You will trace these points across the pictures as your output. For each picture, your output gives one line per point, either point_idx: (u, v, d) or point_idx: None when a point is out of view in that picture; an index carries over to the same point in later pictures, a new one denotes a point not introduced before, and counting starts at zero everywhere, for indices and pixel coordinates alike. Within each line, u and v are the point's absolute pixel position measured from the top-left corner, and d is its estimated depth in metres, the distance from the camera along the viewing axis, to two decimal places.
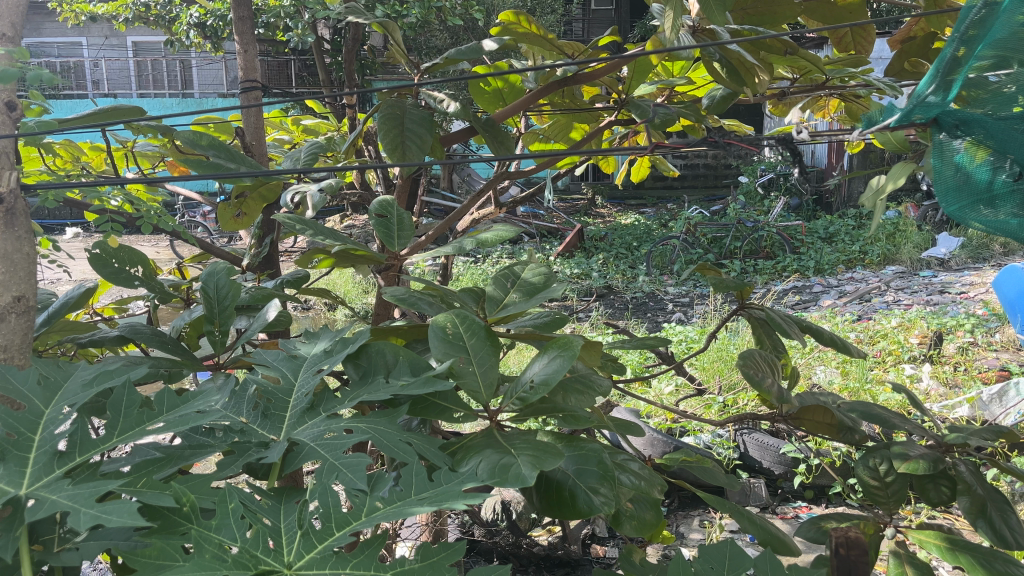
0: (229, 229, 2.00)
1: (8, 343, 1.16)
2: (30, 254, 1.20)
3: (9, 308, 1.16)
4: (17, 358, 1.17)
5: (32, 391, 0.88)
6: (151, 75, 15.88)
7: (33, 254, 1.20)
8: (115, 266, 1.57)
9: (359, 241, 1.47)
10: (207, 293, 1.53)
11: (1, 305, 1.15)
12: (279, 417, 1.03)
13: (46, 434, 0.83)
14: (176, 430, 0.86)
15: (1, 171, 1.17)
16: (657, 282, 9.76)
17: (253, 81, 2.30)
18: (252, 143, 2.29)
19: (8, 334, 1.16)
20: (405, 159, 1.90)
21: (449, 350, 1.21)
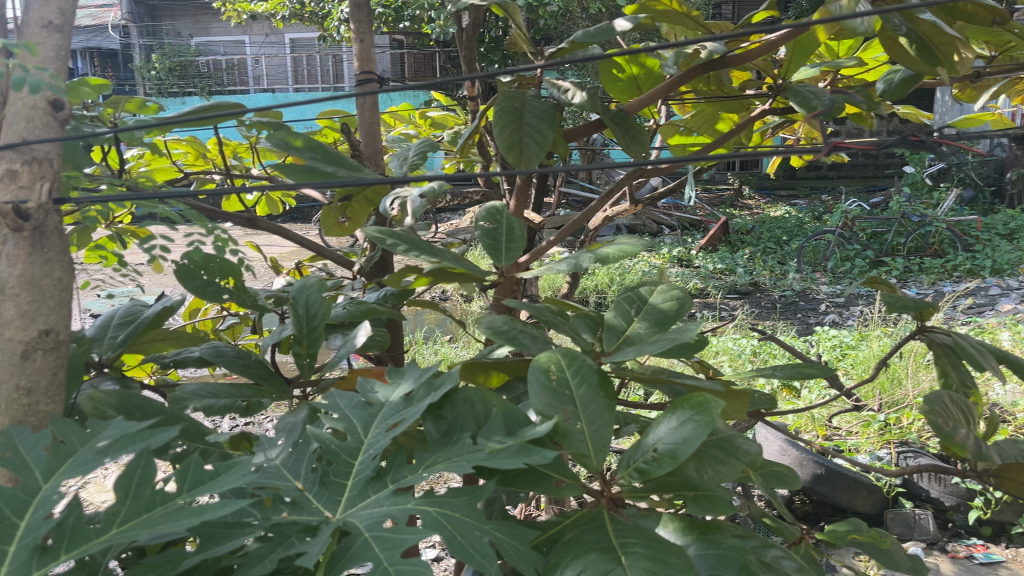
0: (333, 236, 1.84)
1: (33, 386, 0.99)
2: (62, 279, 1.04)
3: (34, 344, 1.00)
4: (45, 403, 1.00)
5: (34, 459, 0.74)
6: (306, 70, 16.48)
7: (66, 281, 1.05)
8: (204, 278, 1.47)
9: (458, 258, 1.27)
10: (296, 311, 1.38)
11: (26, 341, 1.00)
12: (339, 486, 0.84)
13: (35, 520, 0.69)
14: (194, 518, 0.68)
15: (35, 182, 1.02)
16: (809, 279, 9.10)
17: (369, 73, 2.14)
18: (364, 140, 2.11)
19: (33, 374, 0.99)
20: (523, 159, 1.68)
21: (553, 403, 0.98)
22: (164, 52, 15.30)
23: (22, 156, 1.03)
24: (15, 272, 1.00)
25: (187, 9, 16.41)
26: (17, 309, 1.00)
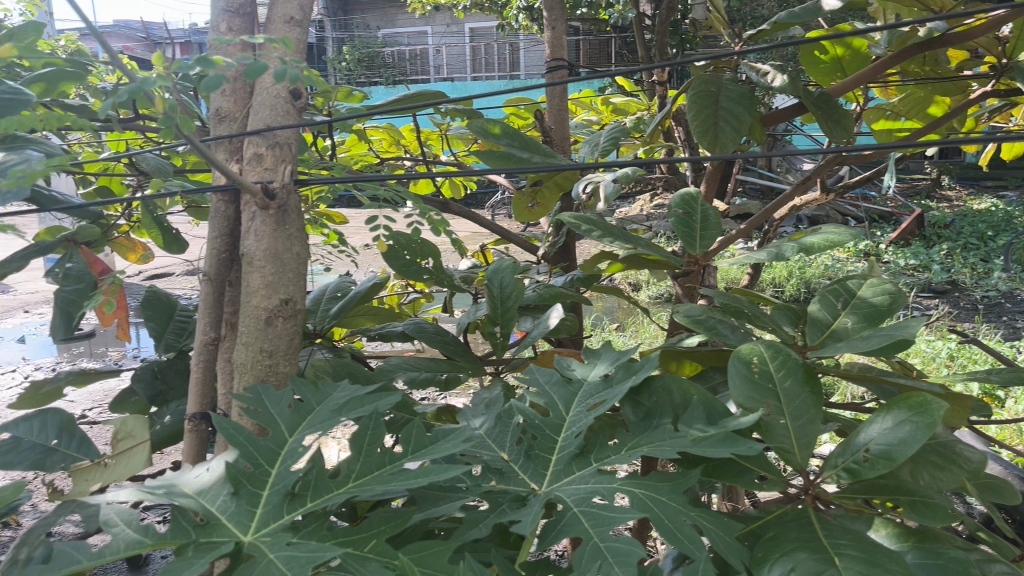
0: (523, 221, 1.89)
1: (274, 349, 1.09)
2: (300, 254, 1.13)
3: (276, 312, 1.09)
4: (282, 365, 1.10)
5: (281, 413, 0.83)
6: (484, 58, 16.87)
7: (304, 255, 1.13)
8: (406, 257, 1.56)
9: (654, 244, 1.27)
10: (490, 292, 1.43)
11: (268, 309, 1.09)
12: (544, 460, 0.87)
13: (283, 469, 0.77)
14: (418, 479, 0.73)
15: (278, 165, 1.12)
16: (1018, 280, 8.26)
17: (560, 60, 2.17)
18: (553, 126, 2.14)
19: (275, 339, 1.09)
20: (718, 145, 1.65)
21: (755, 395, 0.95)
22: (354, 44, 16.17)
23: (266, 138, 1.12)
24: (262, 246, 1.09)
25: (376, 2, 17.23)
26: (263, 278, 1.09)
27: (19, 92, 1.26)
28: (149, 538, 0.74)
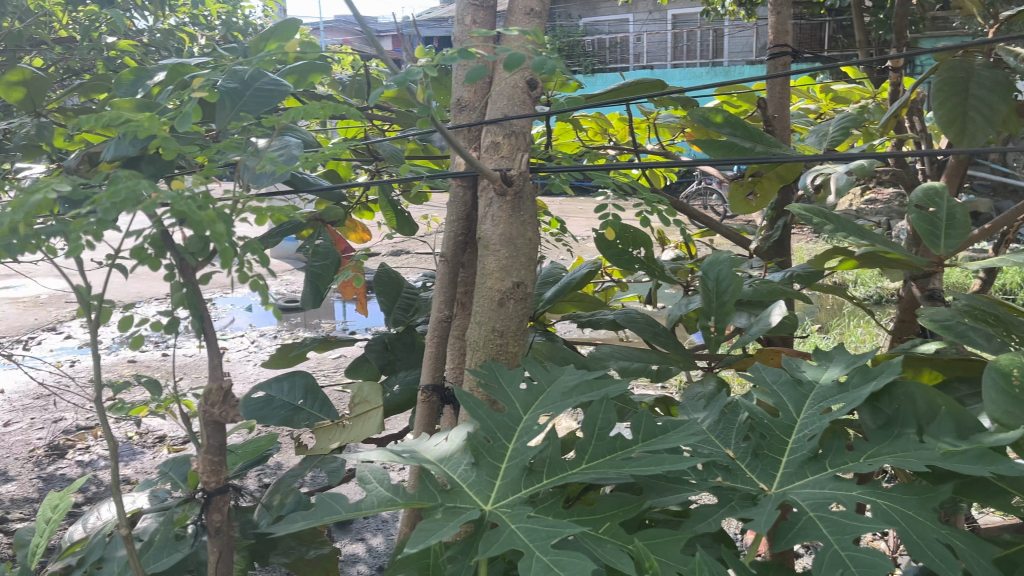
0: (739, 213, 1.85)
1: (505, 328, 1.14)
2: (533, 239, 1.16)
3: (508, 295, 1.14)
4: (512, 343, 1.15)
5: (516, 394, 0.90)
6: (686, 46, 16.39)
7: (537, 239, 1.17)
8: (619, 246, 1.58)
9: (891, 242, 1.20)
10: (706, 284, 1.42)
11: (502, 291, 1.14)
12: (774, 460, 0.90)
13: (519, 444, 0.84)
14: (646, 467, 0.78)
15: (515, 152, 1.17)
16: None
17: (784, 46, 2.07)
18: (774, 116, 2.06)
19: (506, 319, 1.14)
20: (967, 138, 1.51)
21: (1013, 410, 0.87)
22: (555, 34, 16.26)
23: (503, 127, 1.18)
24: (498, 230, 1.14)
25: None
26: (498, 262, 1.14)
27: (276, 82, 1.37)
28: (399, 495, 0.83)
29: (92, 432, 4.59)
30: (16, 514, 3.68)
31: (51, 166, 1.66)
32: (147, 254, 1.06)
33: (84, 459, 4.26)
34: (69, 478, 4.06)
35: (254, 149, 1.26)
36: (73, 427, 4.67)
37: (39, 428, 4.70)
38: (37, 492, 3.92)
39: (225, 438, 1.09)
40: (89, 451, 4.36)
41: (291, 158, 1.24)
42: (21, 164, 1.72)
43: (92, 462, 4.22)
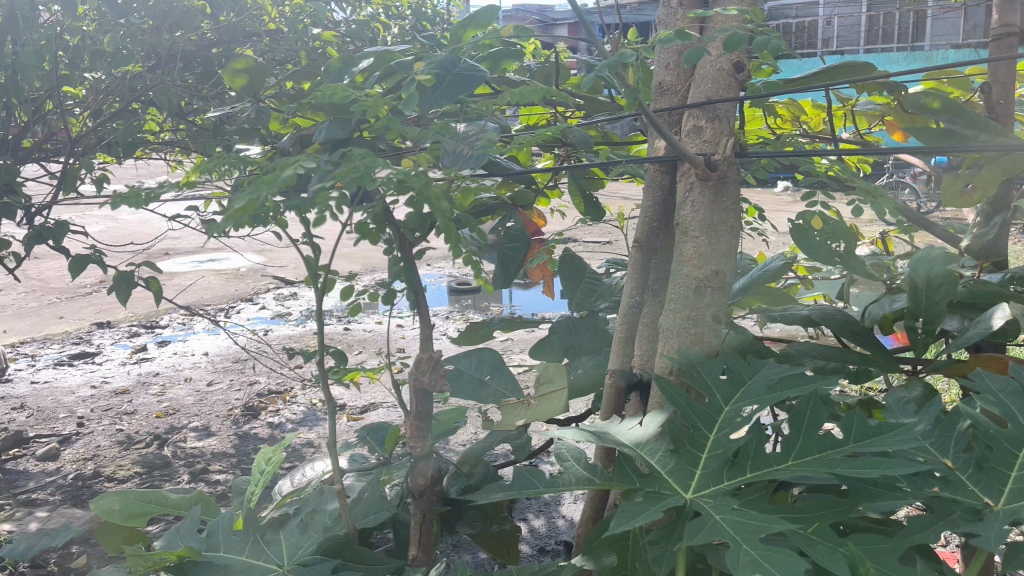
0: (952, 205, 1.88)
1: (706, 312, 1.40)
2: (733, 225, 1.44)
3: (707, 282, 1.41)
4: (706, 326, 1.40)
5: (717, 386, 1.22)
6: (883, 29, 15.23)
7: (735, 225, 1.44)
8: (818, 241, 1.59)
9: None
10: (916, 284, 1.39)
11: (700, 277, 1.41)
12: (997, 476, 1.10)
13: (720, 436, 1.15)
14: (833, 466, 1.05)
15: (719, 139, 1.47)
16: None
17: (1011, 26, 1.89)
18: (997, 102, 1.88)
19: (707, 304, 1.40)
20: None
21: None
22: None
23: (708, 112, 1.48)
24: (701, 218, 1.42)
25: None
26: (699, 251, 1.42)
27: (473, 67, 1.40)
28: (595, 476, 1.15)
29: (282, 396, 4.98)
30: (218, 465, 4.07)
31: (269, 149, 1.83)
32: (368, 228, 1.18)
33: (274, 421, 4.64)
34: (262, 437, 4.44)
35: (453, 133, 1.31)
36: (265, 391, 5.08)
37: (237, 390, 5.16)
38: (235, 448, 4.31)
39: (431, 405, 1.24)
40: (280, 414, 4.74)
41: (490, 140, 1.30)
42: (243, 147, 1.91)
43: (282, 425, 4.58)
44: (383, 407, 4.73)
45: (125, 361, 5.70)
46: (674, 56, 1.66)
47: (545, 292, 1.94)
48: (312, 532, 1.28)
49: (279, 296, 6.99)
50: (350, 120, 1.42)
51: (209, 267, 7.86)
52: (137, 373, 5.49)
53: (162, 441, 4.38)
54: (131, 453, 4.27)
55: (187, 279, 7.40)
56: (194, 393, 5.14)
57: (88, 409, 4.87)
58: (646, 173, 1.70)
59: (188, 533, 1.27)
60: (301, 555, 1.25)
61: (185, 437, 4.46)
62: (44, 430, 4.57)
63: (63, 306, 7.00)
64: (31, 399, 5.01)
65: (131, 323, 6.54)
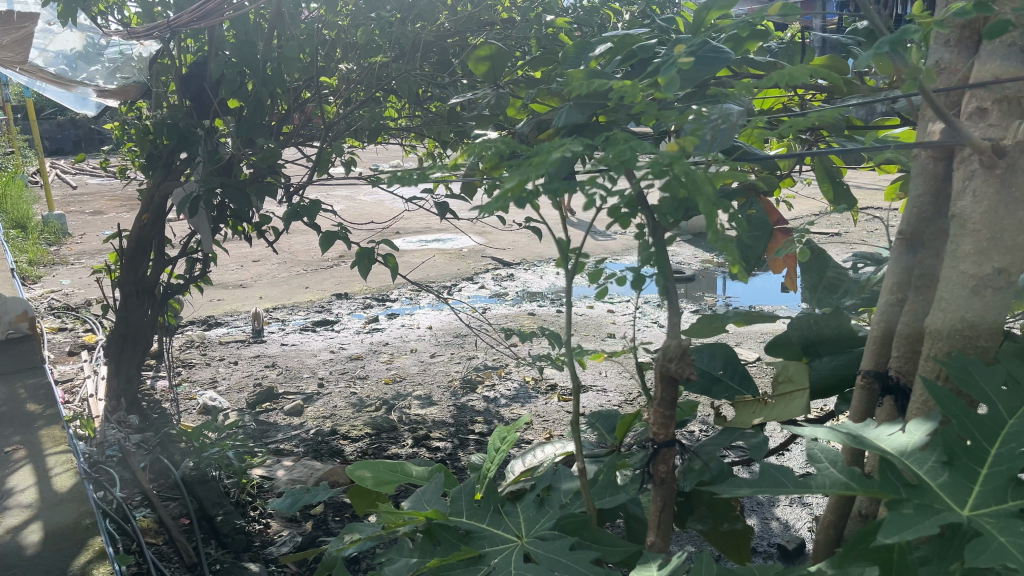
0: None
1: (982, 314, 1.40)
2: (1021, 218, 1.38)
3: (985, 284, 1.39)
4: (981, 330, 1.41)
5: (1000, 398, 1.28)
6: None
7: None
8: None
9: None
10: None
11: (979, 276, 1.40)
12: None
13: (1001, 454, 1.22)
14: None
15: (1011, 125, 1.40)
16: None
17: None
18: None
19: (982, 306, 1.40)
20: None
21: None
22: None
23: (995, 93, 1.41)
24: (981, 211, 1.40)
25: None
26: (980, 250, 1.40)
27: (717, 48, 1.35)
28: (855, 482, 1.27)
29: (497, 372, 5.18)
30: (438, 433, 4.32)
31: (505, 134, 1.91)
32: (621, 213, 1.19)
33: (490, 395, 4.83)
34: (478, 410, 4.64)
35: (702, 116, 1.26)
36: (482, 366, 5.31)
37: (456, 363, 5.43)
38: (453, 418, 4.55)
39: (675, 393, 1.27)
40: (495, 389, 4.94)
41: (743, 119, 1.27)
42: (481, 132, 2.00)
43: (497, 399, 4.76)
44: (594, 390, 4.78)
45: (359, 330, 6.19)
46: (956, 31, 1.55)
47: (785, 283, 1.86)
48: (546, 508, 1.36)
49: (497, 276, 7.25)
50: (591, 104, 1.44)
51: (434, 246, 8.33)
52: (369, 342, 5.94)
53: (390, 406, 4.72)
54: (362, 415, 4.64)
55: (414, 257, 7.88)
56: (418, 363, 5.48)
57: (328, 372, 5.36)
58: (914, 162, 1.61)
59: (436, 496, 1.36)
60: (539, 528, 1.33)
61: (410, 404, 4.77)
62: (291, 387, 5.09)
63: (309, 277, 7.73)
64: (281, 360, 5.60)
65: (365, 296, 7.09)
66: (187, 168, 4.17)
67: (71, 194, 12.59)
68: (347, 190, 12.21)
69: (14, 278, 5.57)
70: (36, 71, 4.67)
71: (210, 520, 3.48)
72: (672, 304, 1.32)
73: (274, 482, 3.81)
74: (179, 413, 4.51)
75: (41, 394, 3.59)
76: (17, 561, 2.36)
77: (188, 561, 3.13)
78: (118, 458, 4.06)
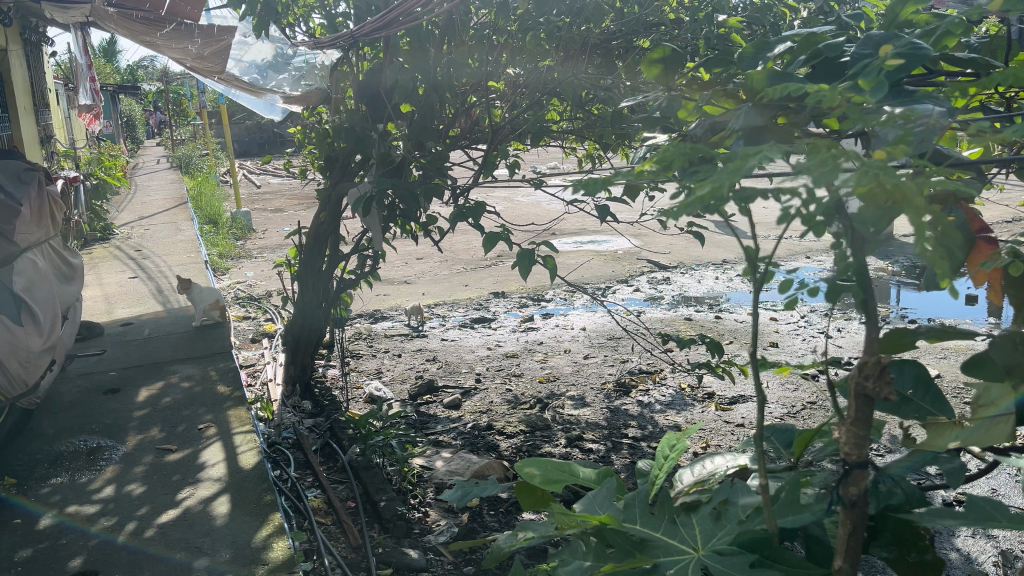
0: None
1: None
2: None
3: None
4: None
5: None
6: None
7: None
8: None
9: None
10: None
11: None
12: None
13: None
14: None
15: None
16: None
17: None
18: None
19: None
20: None
21: None
22: None
23: None
24: None
25: None
26: None
27: (917, 45, 1.24)
28: None
29: (652, 376, 5.10)
30: (591, 434, 4.31)
31: (676, 137, 1.87)
32: (816, 222, 1.13)
33: (644, 400, 4.77)
34: (632, 414, 4.60)
35: (908, 120, 1.18)
36: (636, 369, 5.25)
37: (611, 366, 5.41)
38: (607, 420, 4.53)
39: (872, 414, 1.21)
40: (649, 394, 4.87)
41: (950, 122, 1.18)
42: (650, 134, 1.98)
43: (651, 404, 4.70)
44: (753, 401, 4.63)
45: (515, 329, 6.30)
46: None
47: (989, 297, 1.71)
48: (724, 523, 1.23)
49: (654, 279, 7.16)
50: (773, 105, 1.39)
51: (590, 248, 8.33)
52: (525, 340, 6.03)
53: (544, 405, 4.77)
54: (517, 412, 4.72)
55: (571, 258, 7.92)
56: (572, 364, 5.51)
57: (485, 368, 5.50)
58: None
59: (609, 500, 1.28)
60: (716, 544, 1.21)
61: (564, 404, 4.80)
62: (449, 381, 5.26)
63: (468, 275, 7.95)
64: (440, 354, 5.79)
65: (521, 295, 7.21)
66: (361, 169, 4.39)
67: (255, 193, 13.63)
68: (506, 192, 12.47)
69: (207, 270, 6.10)
70: (232, 80, 5.10)
71: (373, 505, 3.66)
72: (870, 314, 1.26)
73: (433, 473, 3.95)
74: (348, 400, 4.78)
75: (229, 377, 3.91)
76: (208, 530, 2.58)
77: (353, 542, 3.30)
78: (292, 440, 4.34)
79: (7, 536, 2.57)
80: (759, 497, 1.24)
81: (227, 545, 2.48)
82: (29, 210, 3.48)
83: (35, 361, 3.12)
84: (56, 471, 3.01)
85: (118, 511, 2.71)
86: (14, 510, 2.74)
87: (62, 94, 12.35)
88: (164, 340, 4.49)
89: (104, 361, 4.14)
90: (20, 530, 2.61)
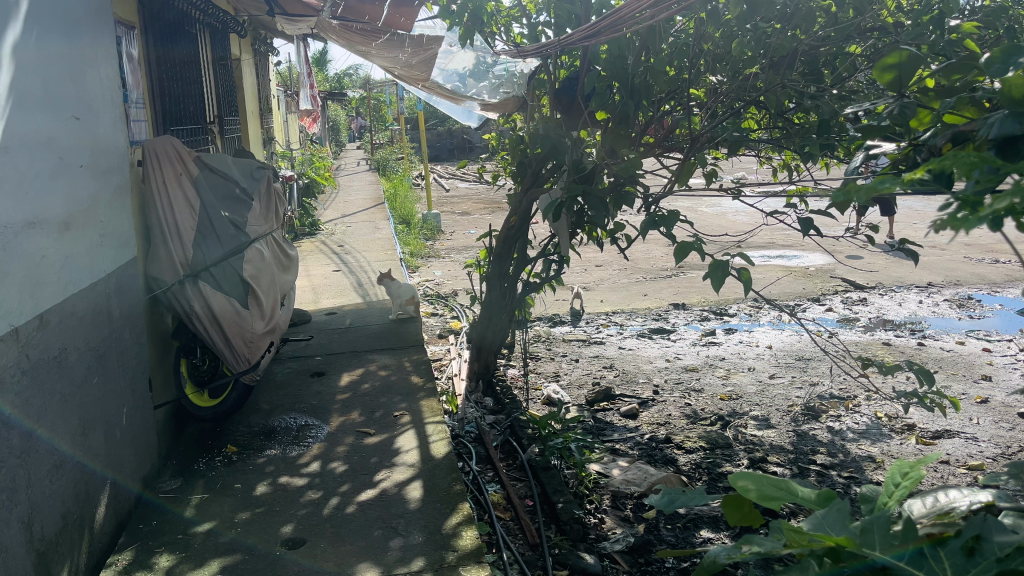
0: None
1: None
2: None
3: None
4: None
5: None
6: None
7: None
8: None
9: None
10: None
11: None
12: None
13: None
14: None
15: None
16: None
17: None
18: None
19: None
20: None
21: None
22: None
23: None
24: None
25: None
26: None
27: None
28: None
29: (845, 403, 4.81)
30: (776, 458, 4.14)
31: (907, 148, 1.75)
32: None
33: (835, 427, 4.51)
34: (821, 440, 4.36)
35: None
36: (827, 394, 4.98)
37: (799, 388, 5.15)
38: (793, 445, 4.32)
39: None
40: (841, 421, 4.60)
41: None
42: (875, 145, 1.86)
43: (843, 432, 4.43)
44: (961, 437, 4.25)
45: (695, 343, 6.16)
46: None
47: None
48: (979, 560, 1.10)
49: (847, 299, 6.76)
50: None
51: (779, 263, 7.99)
52: (706, 355, 5.88)
53: (725, 422, 4.62)
54: (697, 427, 4.61)
55: (757, 273, 7.65)
56: (756, 383, 5.30)
57: (663, 380, 5.42)
58: None
59: (844, 522, 1.20)
60: None
61: (746, 424, 4.63)
62: (627, 390, 5.23)
63: (648, 285, 7.88)
64: (618, 362, 5.77)
65: (703, 308, 7.04)
66: (552, 175, 4.46)
67: (444, 196, 14.23)
68: (689, 202, 12.25)
69: (401, 267, 6.44)
70: (435, 88, 5.31)
71: (551, 506, 3.70)
72: None
73: (610, 480, 3.94)
74: (528, 401, 4.87)
75: (422, 368, 4.11)
76: (402, 512, 2.72)
77: (531, 540, 3.35)
78: (474, 434, 4.49)
79: (230, 499, 2.84)
80: (1021, 537, 1.10)
81: (420, 528, 2.61)
82: (259, 203, 3.86)
83: (256, 342, 3.44)
84: (270, 444, 3.30)
85: (323, 485, 2.93)
86: (235, 476, 3.03)
87: (282, 102, 13.50)
88: (363, 330, 4.79)
89: (311, 346, 4.48)
90: (241, 494, 2.88)
